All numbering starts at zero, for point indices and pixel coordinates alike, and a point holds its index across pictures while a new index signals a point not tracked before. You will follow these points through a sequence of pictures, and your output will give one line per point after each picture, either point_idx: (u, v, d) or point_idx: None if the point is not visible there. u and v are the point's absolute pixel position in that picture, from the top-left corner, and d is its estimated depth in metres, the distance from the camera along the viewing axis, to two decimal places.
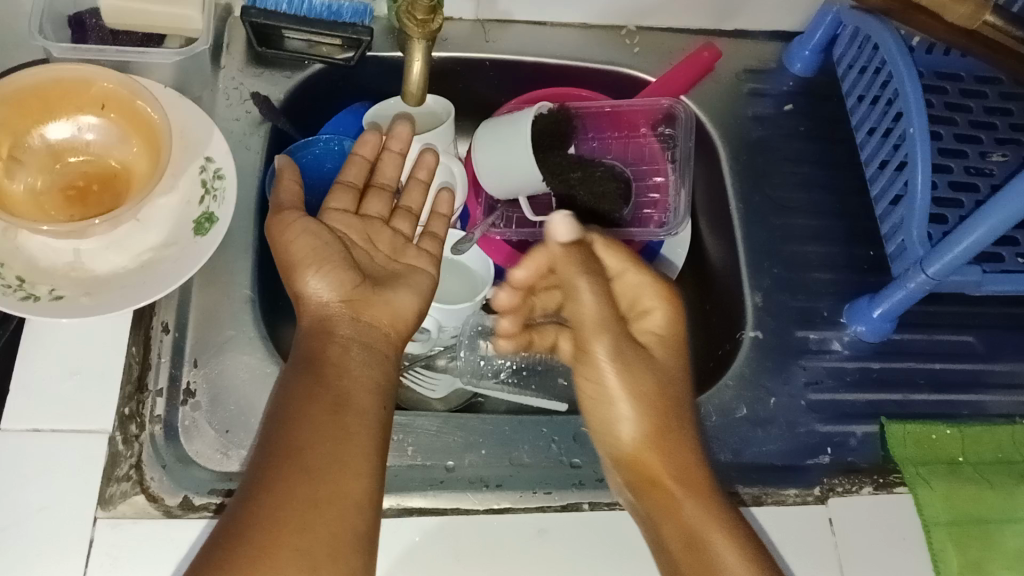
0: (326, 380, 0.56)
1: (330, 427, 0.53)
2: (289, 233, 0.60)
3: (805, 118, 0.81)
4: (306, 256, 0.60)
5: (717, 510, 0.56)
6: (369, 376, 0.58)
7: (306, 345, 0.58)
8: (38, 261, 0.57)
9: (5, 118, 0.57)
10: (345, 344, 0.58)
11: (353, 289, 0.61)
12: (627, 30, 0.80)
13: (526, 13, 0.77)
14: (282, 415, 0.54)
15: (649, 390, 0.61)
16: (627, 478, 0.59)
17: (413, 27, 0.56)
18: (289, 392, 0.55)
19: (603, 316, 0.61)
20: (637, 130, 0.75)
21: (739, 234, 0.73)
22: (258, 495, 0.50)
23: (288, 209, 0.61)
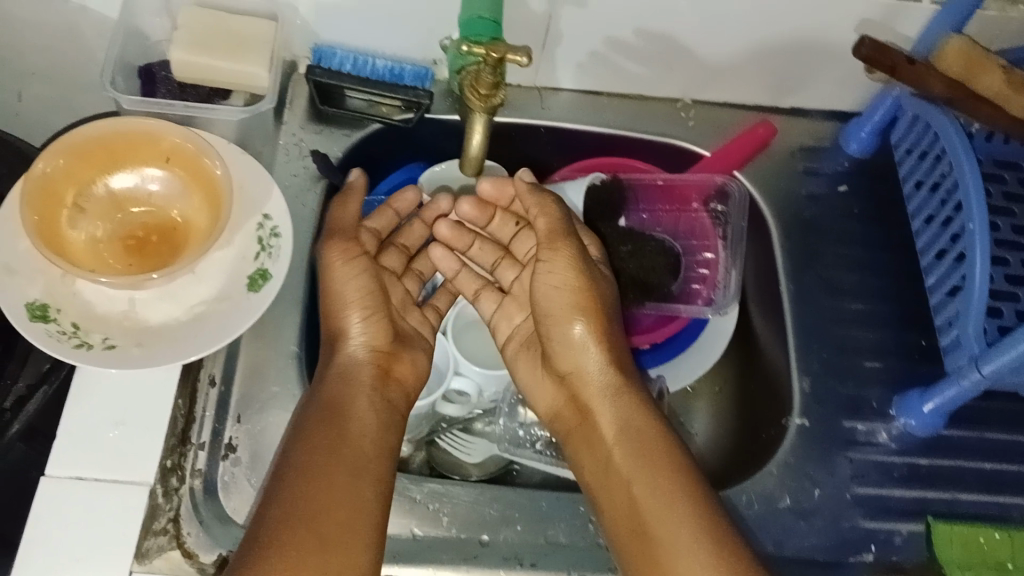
0: (341, 415, 0.58)
1: (340, 461, 0.55)
2: (334, 266, 0.62)
3: (860, 199, 0.80)
4: (348, 293, 0.62)
5: (673, 450, 0.57)
6: (381, 419, 0.60)
7: (327, 381, 0.60)
8: (94, 308, 0.58)
9: (71, 168, 0.58)
10: (365, 383, 0.60)
11: (381, 334, 0.63)
12: (683, 103, 0.80)
13: (583, 82, 0.78)
14: (298, 443, 0.55)
15: (597, 303, 0.62)
16: (590, 385, 0.62)
17: (473, 100, 0.57)
18: (306, 421, 0.57)
19: (555, 236, 0.63)
20: (688, 205, 0.74)
21: (789, 315, 0.72)
22: (271, 519, 0.51)
23: (340, 235, 0.63)
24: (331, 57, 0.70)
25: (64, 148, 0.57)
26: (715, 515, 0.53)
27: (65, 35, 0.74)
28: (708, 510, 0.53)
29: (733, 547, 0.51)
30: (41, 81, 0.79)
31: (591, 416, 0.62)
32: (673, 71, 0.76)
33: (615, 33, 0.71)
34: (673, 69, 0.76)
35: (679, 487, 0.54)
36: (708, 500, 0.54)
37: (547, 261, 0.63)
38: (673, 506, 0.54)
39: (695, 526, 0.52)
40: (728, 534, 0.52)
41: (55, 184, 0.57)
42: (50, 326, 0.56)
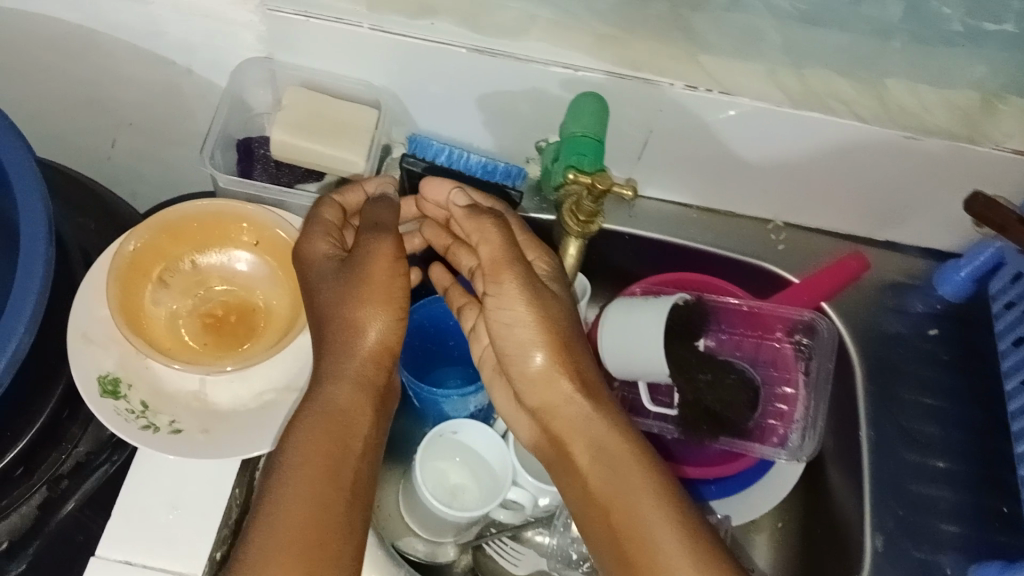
0: (332, 436, 0.52)
1: (333, 497, 0.50)
2: (366, 262, 0.56)
3: (950, 346, 0.76)
4: (360, 289, 0.55)
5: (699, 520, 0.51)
6: (370, 436, 0.55)
7: (320, 392, 0.54)
8: (163, 386, 0.57)
9: (162, 243, 0.58)
10: (362, 397, 0.55)
11: (390, 339, 0.56)
12: (773, 225, 0.78)
13: (672, 193, 0.76)
14: (291, 472, 0.50)
15: (557, 333, 0.55)
16: (561, 417, 0.56)
17: (572, 225, 0.56)
18: (292, 445, 0.52)
19: (499, 266, 0.56)
20: (771, 334, 0.72)
21: (868, 469, 0.70)
22: (257, 561, 0.47)
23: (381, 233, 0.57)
24: (427, 147, 0.71)
25: (160, 225, 0.57)
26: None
27: (167, 96, 0.75)
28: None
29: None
30: (139, 134, 0.80)
31: (565, 449, 0.56)
32: (767, 195, 0.74)
33: (710, 150, 0.70)
34: (765, 191, 0.74)
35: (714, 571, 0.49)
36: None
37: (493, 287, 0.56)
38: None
39: None
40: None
41: (145, 258, 0.57)
42: (119, 402, 0.55)
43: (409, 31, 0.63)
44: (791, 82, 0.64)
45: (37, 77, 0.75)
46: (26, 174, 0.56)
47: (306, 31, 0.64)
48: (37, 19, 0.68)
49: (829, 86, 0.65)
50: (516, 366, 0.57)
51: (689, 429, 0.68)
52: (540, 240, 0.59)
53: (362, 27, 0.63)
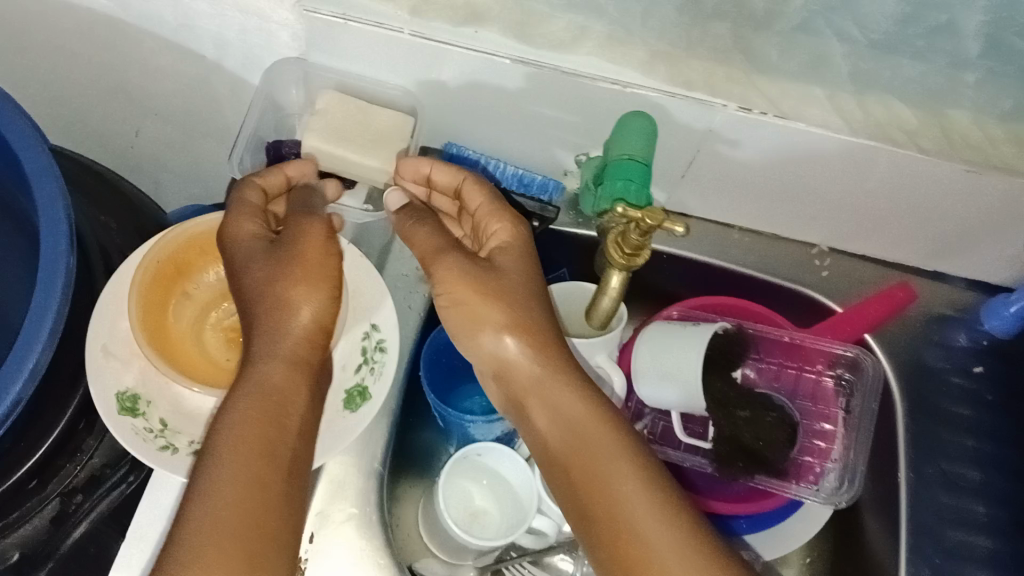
0: (268, 415, 0.49)
1: (272, 478, 0.48)
2: (298, 240, 0.55)
3: (995, 384, 0.73)
4: (290, 271, 0.53)
5: (668, 500, 0.49)
6: (305, 413, 0.52)
7: (253, 372, 0.51)
8: (183, 402, 0.55)
9: (186, 254, 0.56)
10: (298, 375, 0.52)
11: (321, 317, 0.54)
12: (818, 250, 0.75)
13: (715, 213, 0.73)
14: (226, 455, 0.47)
15: (512, 303, 0.54)
16: (521, 380, 0.55)
17: (616, 256, 0.53)
18: (224, 428, 0.48)
19: (439, 250, 0.56)
20: (811, 366, 0.69)
21: (904, 513, 0.68)
22: (195, 543, 0.44)
23: (299, 220, 0.56)
24: (463, 155, 0.69)
25: (185, 236, 0.55)
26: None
27: (196, 88, 0.72)
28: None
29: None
30: (163, 124, 0.77)
31: (528, 414, 0.55)
32: (814, 219, 0.71)
33: (759, 172, 0.67)
34: (813, 216, 0.71)
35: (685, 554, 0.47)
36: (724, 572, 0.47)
37: (438, 268, 0.55)
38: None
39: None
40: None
41: (168, 269, 0.55)
42: (137, 421, 0.53)
43: (453, 39, 0.60)
44: (853, 109, 0.61)
45: (61, 62, 0.72)
46: (49, 179, 0.54)
47: (343, 33, 0.61)
48: (64, 5, 0.66)
49: (891, 114, 0.61)
50: (468, 335, 0.56)
51: (724, 465, 0.65)
52: (506, 208, 0.58)
53: (403, 33, 0.60)
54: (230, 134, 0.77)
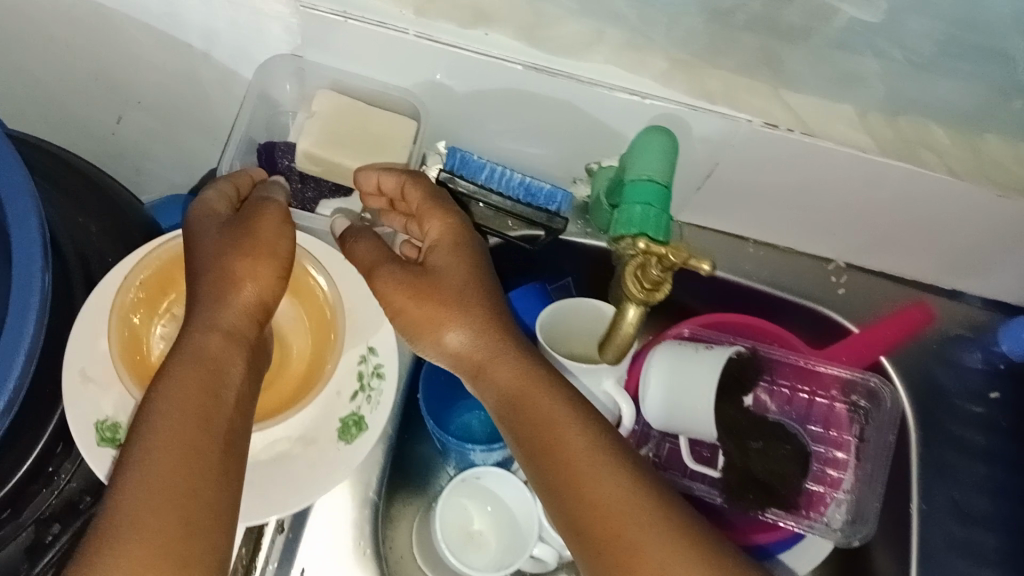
0: (203, 385, 0.46)
1: (204, 450, 0.44)
2: (252, 218, 0.51)
3: (1011, 410, 0.70)
4: (234, 246, 0.50)
5: (630, 473, 0.45)
6: (243, 388, 0.48)
7: (189, 343, 0.48)
8: None
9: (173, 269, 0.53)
10: (235, 345, 0.49)
11: (270, 293, 0.51)
12: (835, 266, 0.71)
13: (729, 224, 0.70)
14: (155, 424, 0.44)
15: (452, 295, 0.50)
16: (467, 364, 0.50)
17: (634, 290, 0.49)
18: (157, 397, 0.46)
19: (377, 262, 0.53)
20: (826, 390, 0.66)
21: (914, 544, 0.67)
22: (120, 519, 0.41)
23: (258, 207, 0.53)
24: (468, 162, 0.64)
25: (175, 252, 0.52)
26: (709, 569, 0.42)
27: (182, 78, 0.68)
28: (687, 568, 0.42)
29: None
30: (147, 114, 0.73)
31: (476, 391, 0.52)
32: (833, 235, 0.68)
33: (778, 187, 0.63)
34: (832, 231, 0.68)
35: (645, 531, 0.43)
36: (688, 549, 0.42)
37: (377, 278, 0.52)
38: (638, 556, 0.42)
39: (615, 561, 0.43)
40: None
41: (154, 287, 0.52)
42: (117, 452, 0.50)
43: (460, 42, 0.55)
44: (882, 127, 0.57)
45: (35, 48, 0.67)
46: (19, 185, 0.49)
47: (343, 30, 0.56)
48: None
49: (922, 134, 0.57)
50: (410, 334, 0.52)
51: (734, 497, 0.62)
52: (438, 203, 0.54)
53: (408, 34, 0.55)
54: (218, 125, 0.73)
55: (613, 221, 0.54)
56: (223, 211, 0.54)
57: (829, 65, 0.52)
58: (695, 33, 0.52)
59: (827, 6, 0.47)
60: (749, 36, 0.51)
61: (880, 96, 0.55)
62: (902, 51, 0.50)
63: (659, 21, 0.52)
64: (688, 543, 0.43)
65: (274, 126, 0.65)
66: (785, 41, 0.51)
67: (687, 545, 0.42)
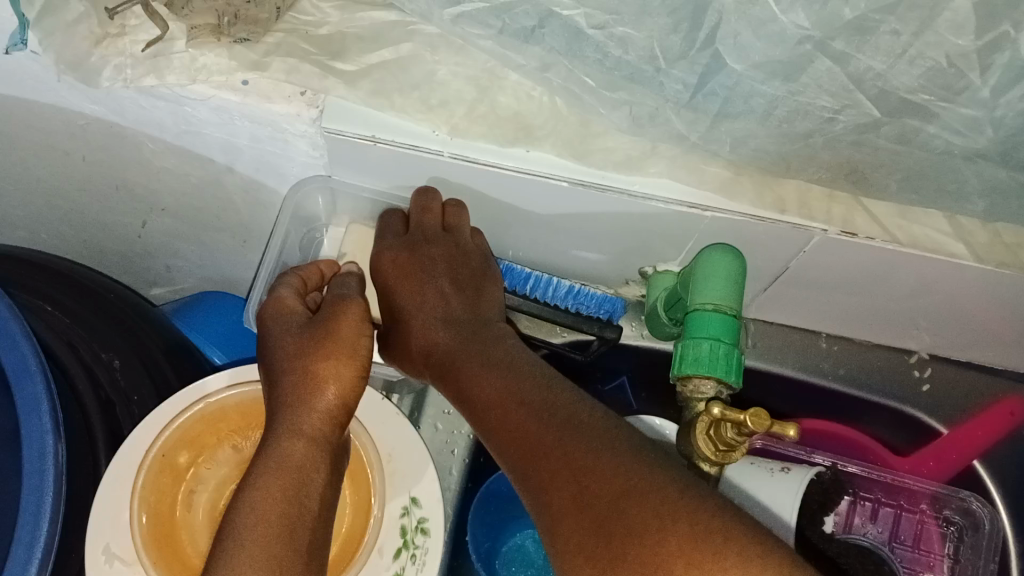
0: (290, 491, 0.42)
1: (288, 562, 0.40)
2: (334, 316, 0.49)
3: None
4: (314, 343, 0.48)
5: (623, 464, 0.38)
6: (328, 499, 0.44)
7: (268, 450, 0.44)
8: None
9: (198, 433, 0.50)
10: (318, 453, 0.45)
11: (351, 393, 0.48)
12: (917, 357, 0.65)
13: (800, 319, 0.64)
14: (239, 536, 0.40)
15: (448, 313, 0.53)
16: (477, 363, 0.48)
17: (705, 449, 0.44)
18: (238, 510, 0.41)
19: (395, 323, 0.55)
20: (915, 504, 0.59)
21: None
22: None
23: (338, 296, 0.51)
24: (512, 272, 0.60)
25: (198, 417, 0.50)
26: (655, 509, 0.35)
27: (206, 187, 0.63)
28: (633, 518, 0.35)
29: (663, 498, 0.35)
30: (172, 219, 0.68)
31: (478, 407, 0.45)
32: (917, 330, 0.62)
33: (857, 286, 0.57)
34: (918, 326, 0.62)
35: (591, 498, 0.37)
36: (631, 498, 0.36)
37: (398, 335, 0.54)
38: (559, 489, 0.38)
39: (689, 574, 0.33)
40: (639, 500, 0.36)
41: (177, 454, 0.49)
42: None
43: (500, 162, 0.51)
44: (975, 232, 0.52)
45: (49, 161, 0.63)
46: (27, 361, 0.46)
47: (373, 151, 0.52)
48: (49, 107, 0.56)
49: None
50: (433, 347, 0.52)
51: None
52: (405, 250, 0.56)
53: (442, 155, 0.51)
54: (246, 230, 0.68)
55: (677, 357, 0.48)
56: (296, 305, 0.52)
57: (918, 179, 0.46)
58: (766, 150, 0.46)
59: (922, 130, 0.41)
60: (828, 154, 0.45)
61: (978, 207, 0.49)
62: (1007, 167, 0.44)
63: (723, 139, 0.46)
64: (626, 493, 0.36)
65: (308, 249, 0.63)
66: (872, 158, 0.45)
67: (630, 491, 0.36)
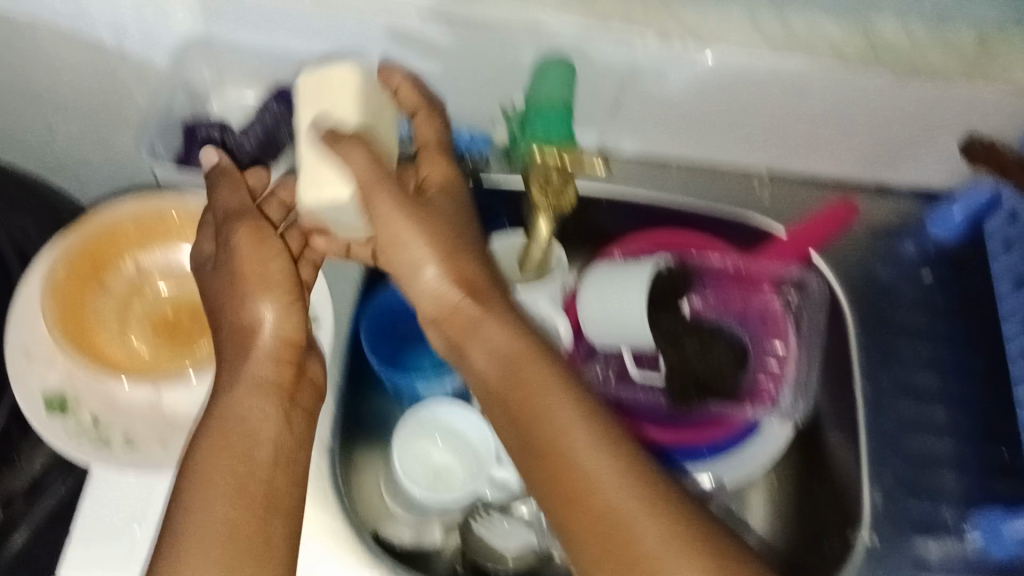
0: (236, 444, 0.48)
1: (248, 509, 0.46)
2: (240, 260, 0.53)
3: (945, 290, 0.73)
4: (241, 280, 0.52)
5: (595, 447, 0.43)
6: (285, 438, 0.50)
7: (222, 405, 0.49)
8: (117, 397, 0.54)
9: (102, 244, 0.57)
10: (266, 398, 0.50)
11: (291, 331, 0.53)
12: (757, 177, 0.75)
13: (651, 145, 0.73)
14: (205, 495, 0.45)
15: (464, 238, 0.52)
16: (458, 303, 0.51)
17: (545, 200, 0.57)
18: (195, 467, 0.47)
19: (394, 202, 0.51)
20: (757, 288, 0.69)
21: (863, 425, 0.68)
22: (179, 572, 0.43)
23: (252, 218, 0.54)
24: None
25: (101, 228, 0.56)
26: (627, 486, 0.42)
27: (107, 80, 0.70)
28: (610, 493, 0.42)
29: (637, 473, 0.42)
30: (80, 122, 0.75)
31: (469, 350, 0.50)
32: (750, 142, 0.71)
33: (684, 99, 0.67)
34: (749, 138, 0.71)
35: (571, 469, 0.43)
36: (608, 470, 0.42)
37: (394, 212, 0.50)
38: (548, 467, 0.44)
39: (666, 529, 0.40)
40: (611, 475, 0.42)
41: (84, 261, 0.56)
42: (69, 421, 0.53)
43: None
44: (769, 27, 0.63)
45: None
46: None
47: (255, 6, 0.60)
48: None
49: (812, 29, 0.63)
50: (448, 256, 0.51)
51: (680, 399, 0.65)
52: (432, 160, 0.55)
53: None
54: None
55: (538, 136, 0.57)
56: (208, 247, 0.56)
57: None
58: None
59: None
60: None
61: None
62: None
63: None
64: (605, 462, 0.43)
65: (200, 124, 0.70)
66: None
67: (601, 460, 0.43)
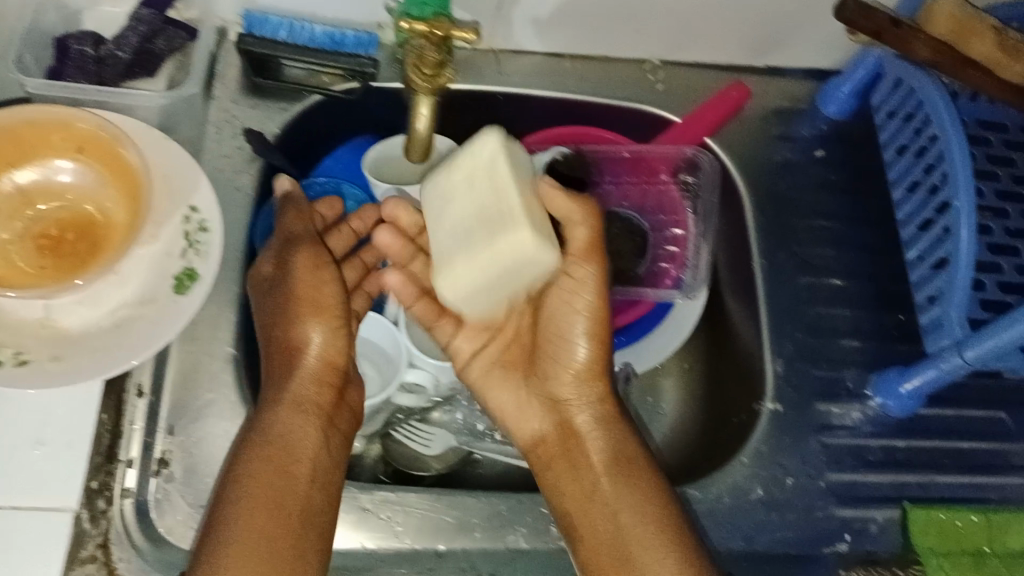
0: (277, 458, 0.53)
1: (290, 525, 0.51)
2: (293, 278, 0.56)
3: (837, 167, 0.75)
4: (292, 309, 0.56)
5: (631, 486, 0.55)
6: (322, 461, 0.55)
7: (267, 418, 0.54)
8: (8, 317, 0.53)
9: None
10: (310, 420, 0.55)
11: (335, 354, 0.57)
12: (650, 64, 0.75)
13: (542, 39, 0.72)
14: (247, 510, 0.50)
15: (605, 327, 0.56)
16: (568, 389, 0.59)
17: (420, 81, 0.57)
18: (238, 477, 0.52)
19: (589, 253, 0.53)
20: (655, 176, 0.70)
21: (763, 295, 0.69)
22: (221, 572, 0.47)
23: (305, 240, 0.58)
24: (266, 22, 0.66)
25: None
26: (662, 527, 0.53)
27: None
28: (641, 535, 0.53)
29: (668, 525, 0.53)
30: None
31: (580, 443, 0.58)
32: (640, 30, 0.71)
33: None
34: (638, 27, 0.71)
35: (614, 532, 0.53)
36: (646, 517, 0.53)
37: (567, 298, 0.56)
38: (593, 519, 0.54)
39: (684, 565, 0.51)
40: (643, 526, 0.53)
41: None
42: None
43: None
44: None
45: None
46: None
47: None
48: None
49: None
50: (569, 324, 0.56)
51: None
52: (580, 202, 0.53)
53: None
54: None
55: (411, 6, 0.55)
56: (270, 267, 0.58)
57: None
58: None
59: None
60: None
61: None
62: None
63: None
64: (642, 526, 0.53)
65: None
66: None
67: (639, 521, 0.53)
